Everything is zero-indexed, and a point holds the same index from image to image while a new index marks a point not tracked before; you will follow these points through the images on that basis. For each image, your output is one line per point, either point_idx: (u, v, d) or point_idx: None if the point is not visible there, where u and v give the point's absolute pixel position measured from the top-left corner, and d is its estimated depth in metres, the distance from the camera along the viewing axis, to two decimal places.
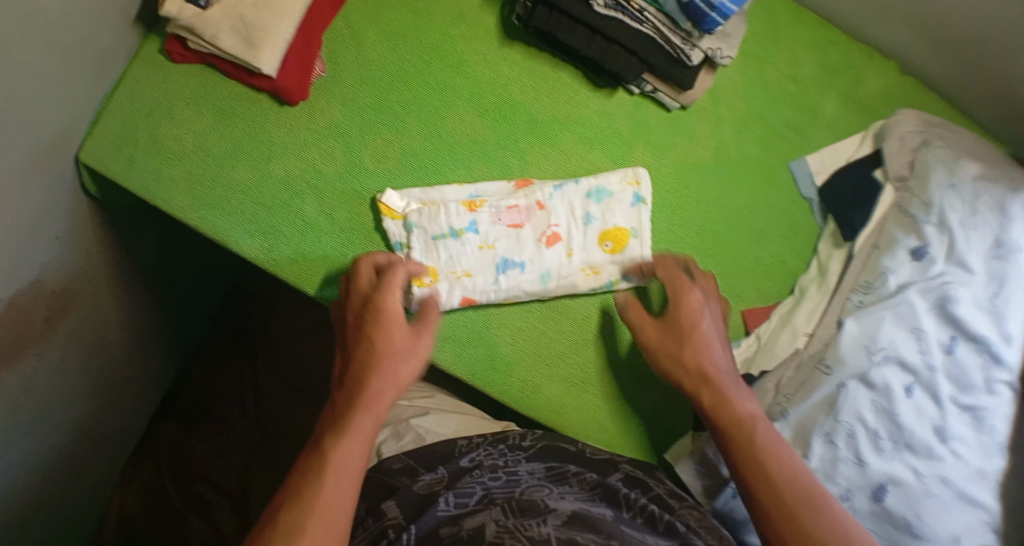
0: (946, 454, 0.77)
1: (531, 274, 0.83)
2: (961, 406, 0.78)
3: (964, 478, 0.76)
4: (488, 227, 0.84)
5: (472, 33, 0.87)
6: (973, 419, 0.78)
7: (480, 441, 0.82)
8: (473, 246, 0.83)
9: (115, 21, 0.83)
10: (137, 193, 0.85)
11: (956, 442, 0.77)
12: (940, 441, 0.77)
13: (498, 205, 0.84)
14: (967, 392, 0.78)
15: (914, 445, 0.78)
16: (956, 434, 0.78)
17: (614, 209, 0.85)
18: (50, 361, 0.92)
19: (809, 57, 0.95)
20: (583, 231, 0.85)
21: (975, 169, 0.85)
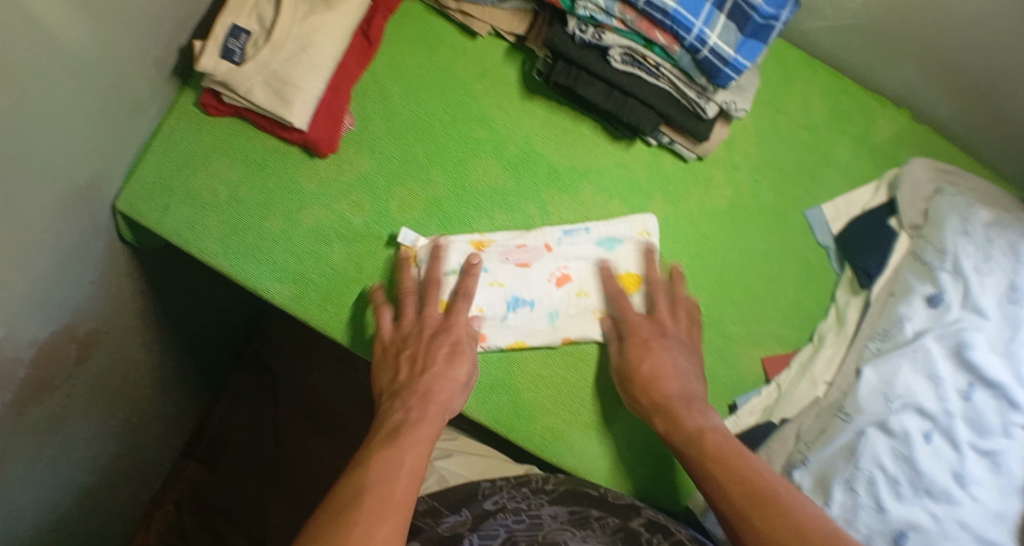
0: (966, 499, 0.77)
1: (540, 313, 0.86)
2: (980, 450, 0.78)
3: (983, 523, 0.76)
4: (497, 266, 0.86)
5: (495, 86, 0.91)
6: (992, 463, 0.78)
7: (504, 483, 0.84)
8: (484, 283, 0.85)
9: (151, 76, 0.86)
10: (171, 240, 0.88)
11: (976, 487, 0.77)
12: (959, 485, 0.77)
13: (507, 242, 0.87)
14: (985, 436, 0.79)
15: (933, 490, 0.77)
16: (976, 479, 0.77)
17: (622, 258, 0.88)
18: (79, 400, 0.94)
19: (823, 106, 0.97)
20: (590, 273, 0.87)
21: (987, 215, 0.86)
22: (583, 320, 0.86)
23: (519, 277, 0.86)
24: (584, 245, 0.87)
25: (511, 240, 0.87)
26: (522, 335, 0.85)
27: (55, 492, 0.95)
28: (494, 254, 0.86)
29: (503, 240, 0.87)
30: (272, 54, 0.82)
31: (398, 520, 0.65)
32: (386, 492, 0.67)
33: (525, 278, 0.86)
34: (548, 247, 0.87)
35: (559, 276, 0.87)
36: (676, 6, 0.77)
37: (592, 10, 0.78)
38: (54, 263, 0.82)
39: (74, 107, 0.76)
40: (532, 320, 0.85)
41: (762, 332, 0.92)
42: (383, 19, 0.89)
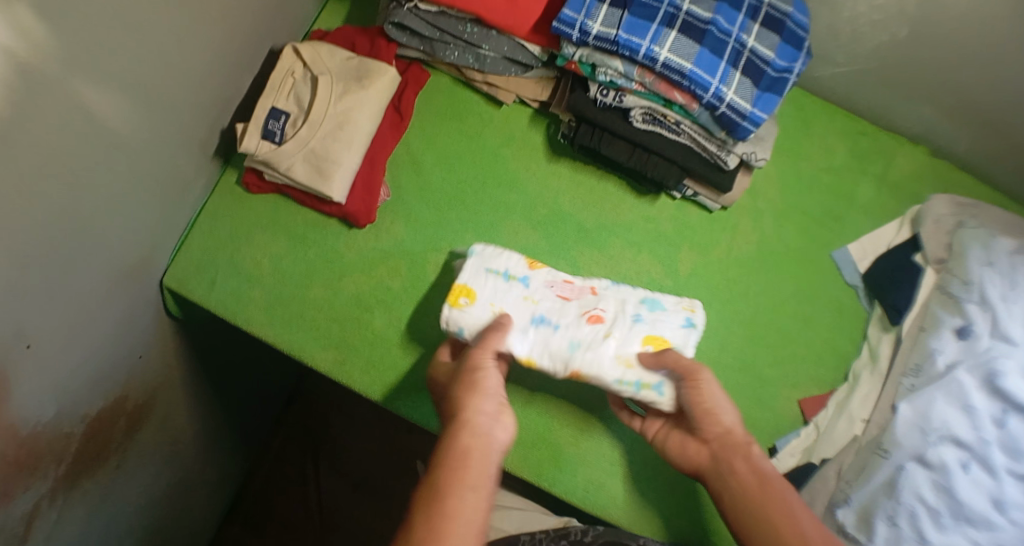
0: (1008, 526, 0.77)
1: (562, 339, 0.80)
2: (1017, 475, 0.78)
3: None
4: (539, 285, 0.84)
5: (522, 151, 0.95)
6: None
7: (544, 536, 0.87)
8: (519, 295, 0.83)
9: (197, 158, 0.92)
10: (219, 312, 0.92)
11: (1017, 513, 0.77)
12: (1000, 513, 0.77)
13: (555, 275, 0.86)
14: (1022, 461, 0.78)
15: (973, 518, 0.77)
16: (1015, 504, 0.77)
17: (664, 322, 0.82)
18: (128, 471, 0.98)
19: (840, 149, 1.00)
20: (631, 329, 0.81)
21: (1011, 243, 0.87)
22: (603, 360, 0.79)
23: (543, 341, 0.80)
24: (624, 306, 0.83)
25: (555, 297, 0.83)
26: (534, 354, 0.80)
27: None
28: (528, 312, 0.82)
29: (549, 276, 0.85)
30: (311, 133, 0.87)
31: None
32: None
33: (550, 340, 0.80)
34: (591, 301, 0.83)
35: (577, 365, 0.79)
36: (691, 67, 0.80)
37: (611, 74, 0.82)
38: (106, 340, 0.86)
39: (126, 193, 0.81)
40: (548, 346, 0.80)
41: (798, 374, 0.93)
42: (413, 94, 0.94)
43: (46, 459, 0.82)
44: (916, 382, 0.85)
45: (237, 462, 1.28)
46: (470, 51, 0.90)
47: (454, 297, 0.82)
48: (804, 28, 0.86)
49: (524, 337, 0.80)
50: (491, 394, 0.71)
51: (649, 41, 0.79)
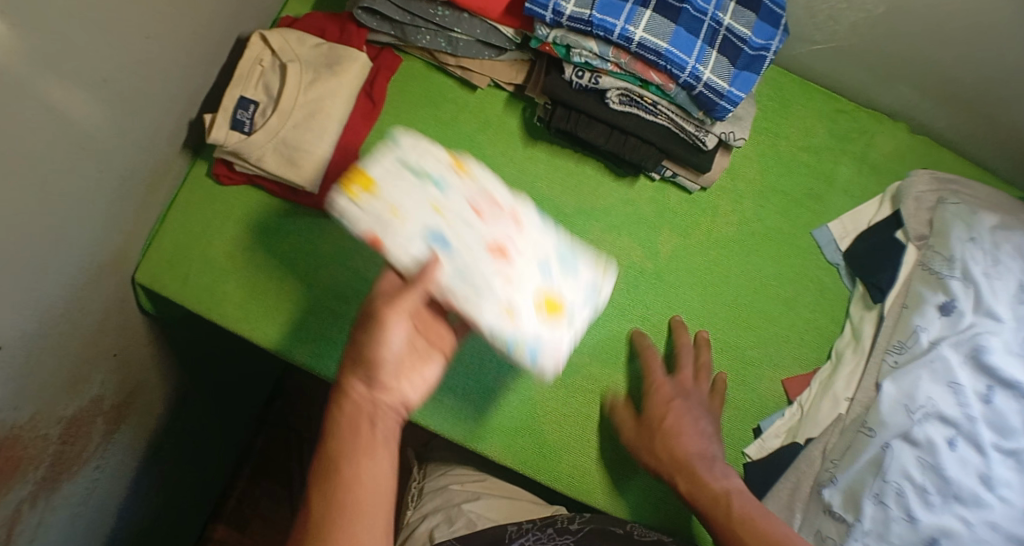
0: (994, 502, 0.76)
1: (456, 262, 0.76)
2: (1005, 451, 0.78)
3: (1014, 524, 0.75)
4: (453, 196, 0.78)
5: (499, 136, 0.93)
6: (1019, 463, 0.78)
7: (530, 525, 0.84)
8: (426, 198, 0.78)
9: (165, 152, 0.89)
10: (193, 309, 0.90)
11: (1003, 488, 0.77)
12: (986, 488, 0.77)
13: (479, 191, 0.81)
14: (1010, 437, 0.78)
15: (961, 495, 0.77)
16: (1003, 480, 0.77)
17: (564, 286, 0.81)
18: (109, 474, 0.96)
19: (820, 128, 0.99)
20: (533, 279, 0.79)
21: (992, 220, 0.88)
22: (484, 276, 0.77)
23: (429, 258, 0.75)
24: (531, 253, 0.80)
25: (465, 206, 0.79)
26: (410, 265, 0.76)
27: None
28: (428, 228, 0.77)
29: (473, 188, 0.81)
30: (282, 121, 0.86)
31: None
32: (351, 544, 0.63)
33: (439, 252, 0.77)
34: (508, 231, 0.80)
35: (451, 298, 0.75)
36: (667, 46, 0.78)
37: (587, 56, 0.81)
38: (80, 341, 0.84)
39: (95, 190, 0.79)
40: (450, 236, 0.76)
41: (783, 356, 0.92)
42: (385, 80, 0.92)
43: (23, 466, 0.80)
44: (899, 357, 0.85)
45: (221, 461, 1.26)
46: (441, 35, 0.88)
47: (351, 184, 0.76)
48: (780, 6, 0.85)
49: (405, 248, 0.76)
50: (393, 355, 0.71)
51: (624, 21, 0.78)
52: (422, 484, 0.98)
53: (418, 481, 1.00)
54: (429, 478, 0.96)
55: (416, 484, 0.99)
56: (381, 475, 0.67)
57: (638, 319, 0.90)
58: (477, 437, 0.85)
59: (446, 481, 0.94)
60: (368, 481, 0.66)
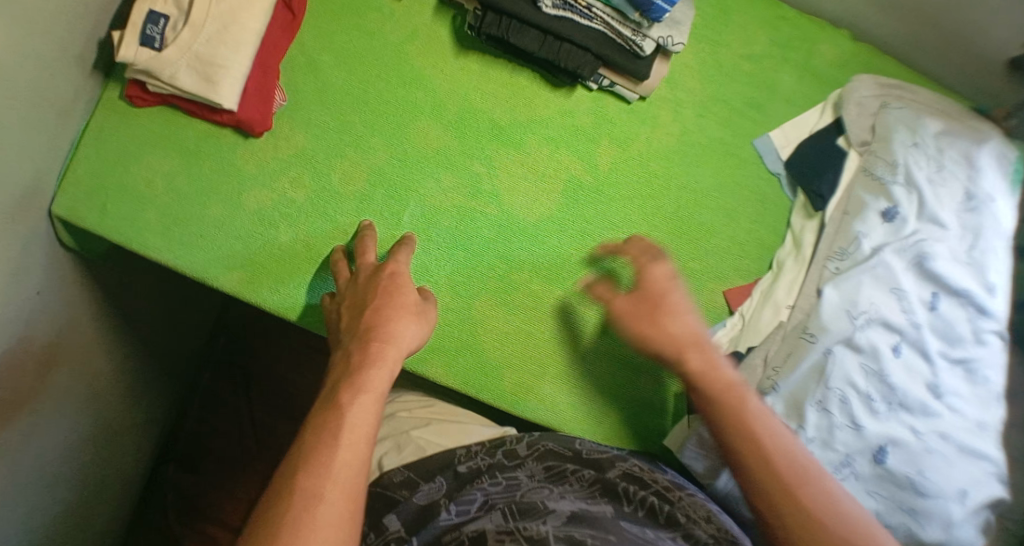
0: (942, 410, 0.80)
1: None
2: (951, 359, 0.81)
3: (961, 431, 0.80)
4: None
5: (428, 47, 0.90)
6: (965, 372, 0.81)
7: (479, 448, 0.81)
8: None
9: (74, 74, 0.82)
10: (115, 239, 0.85)
11: (951, 396, 0.80)
12: (932, 396, 0.80)
13: None
14: (955, 345, 0.81)
15: (909, 403, 0.80)
16: (951, 388, 0.81)
17: None
18: (47, 420, 0.90)
19: (761, 36, 0.97)
20: None
21: (936, 126, 0.87)
22: None
23: None
24: None
25: None
26: None
27: (40, 515, 0.93)
28: None
29: None
30: (194, 36, 0.80)
31: (354, 489, 0.63)
32: (331, 478, 0.62)
33: None
34: None
35: None
36: None
37: None
38: (3, 280, 0.78)
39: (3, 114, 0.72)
40: None
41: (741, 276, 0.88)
42: None
43: None
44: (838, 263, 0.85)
45: (167, 400, 1.24)
46: None
47: None
48: None
49: None
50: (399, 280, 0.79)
51: None
52: None
53: None
54: None
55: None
56: (360, 458, 0.65)
57: (578, 236, 0.89)
58: (418, 358, 0.83)
59: (393, 408, 0.90)
60: (370, 395, 0.69)
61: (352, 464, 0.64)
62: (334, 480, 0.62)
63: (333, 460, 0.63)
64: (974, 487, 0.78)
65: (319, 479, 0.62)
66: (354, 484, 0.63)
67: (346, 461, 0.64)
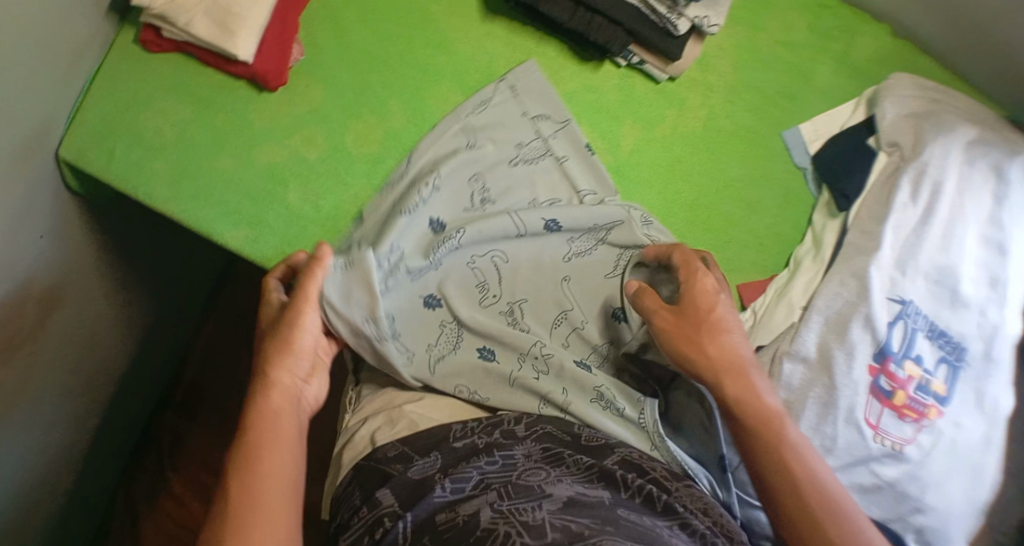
0: (946, 426, 0.78)
1: None
2: (967, 374, 0.80)
3: (967, 445, 0.78)
4: None
5: (454, 10, 0.89)
6: (977, 389, 0.80)
7: (475, 425, 0.78)
8: None
9: (87, 12, 0.79)
10: (121, 187, 0.83)
11: (958, 409, 0.79)
12: (939, 411, 0.78)
13: None
14: (967, 358, 0.80)
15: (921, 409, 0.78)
16: (957, 400, 0.79)
17: None
18: (43, 362, 0.88)
19: (799, 22, 0.94)
20: None
21: (969, 135, 0.84)
22: None
23: None
24: None
25: None
26: None
27: (34, 456, 0.92)
28: None
29: None
30: None
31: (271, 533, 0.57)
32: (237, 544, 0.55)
33: None
34: None
35: None
36: None
37: None
38: (7, 218, 0.76)
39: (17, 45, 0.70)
40: None
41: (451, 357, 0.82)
42: None
43: None
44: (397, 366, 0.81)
45: (165, 351, 1.22)
46: None
47: None
48: None
49: None
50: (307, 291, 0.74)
51: None
52: (358, 384, 0.89)
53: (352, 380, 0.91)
54: (366, 380, 0.88)
55: (355, 389, 0.89)
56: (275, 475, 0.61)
57: None
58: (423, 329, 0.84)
59: (386, 381, 0.86)
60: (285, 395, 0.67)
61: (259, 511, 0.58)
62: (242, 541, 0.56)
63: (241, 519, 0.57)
64: (964, 507, 0.77)
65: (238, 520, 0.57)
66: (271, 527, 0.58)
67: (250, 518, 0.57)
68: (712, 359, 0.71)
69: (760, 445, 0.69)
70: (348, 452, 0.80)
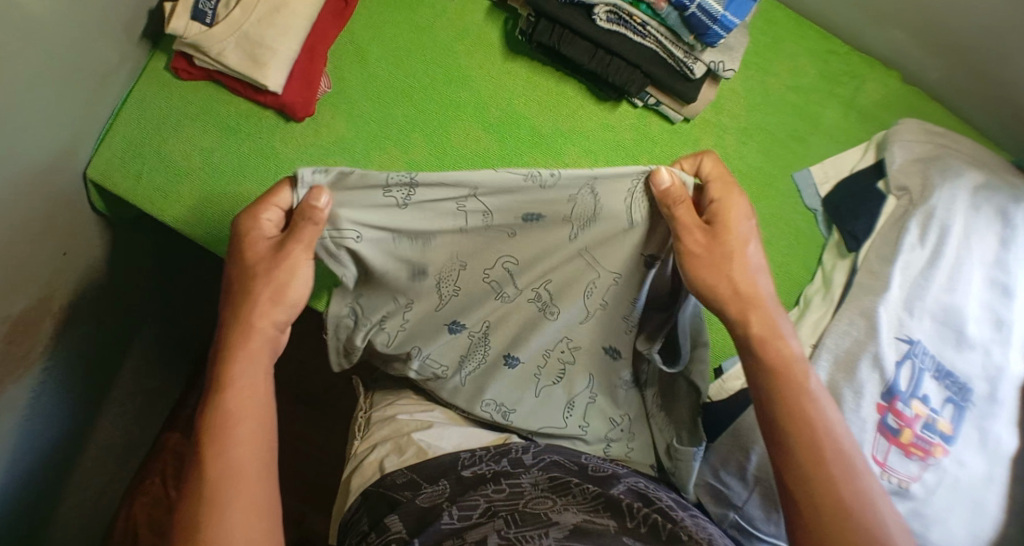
0: (951, 465, 0.79)
1: None
2: (975, 415, 0.81)
3: (974, 485, 0.79)
4: None
5: (476, 46, 0.91)
6: (985, 428, 0.80)
7: (484, 453, 0.79)
8: None
9: (120, 38, 0.82)
10: (146, 209, 0.85)
11: (965, 450, 0.80)
12: (945, 449, 0.79)
13: None
14: (975, 398, 0.81)
15: (928, 448, 0.79)
16: (964, 440, 0.80)
17: None
18: (55, 377, 0.89)
19: (811, 67, 0.97)
20: None
21: (977, 178, 0.86)
22: None
23: None
24: None
25: None
26: None
27: (40, 472, 0.92)
28: None
29: None
30: (245, 15, 0.81)
31: (256, 481, 0.58)
32: (229, 489, 0.56)
33: None
34: None
35: None
36: None
37: None
38: (30, 236, 0.77)
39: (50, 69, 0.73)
40: None
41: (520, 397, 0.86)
42: None
43: None
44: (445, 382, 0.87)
45: (174, 369, 1.23)
46: None
47: None
48: None
49: None
50: (262, 254, 0.65)
51: None
52: (371, 413, 0.91)
53: (365, 410, 0.92)
54: (376, 408, 0.89)
55: (364, 417, 0.91)
56: (253, 442, 0.59)
57: None
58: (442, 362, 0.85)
59: (396, 410, 0.87)
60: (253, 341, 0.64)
61: (241, 450, 0.58)
62: (228, 490, 0.56)
63: (230, 463, 0.57)
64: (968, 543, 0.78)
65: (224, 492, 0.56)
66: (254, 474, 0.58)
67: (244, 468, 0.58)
68: (733, 295, 0.66)
69: (776, 389, 0.63)
70: (356, 479, 0.81)
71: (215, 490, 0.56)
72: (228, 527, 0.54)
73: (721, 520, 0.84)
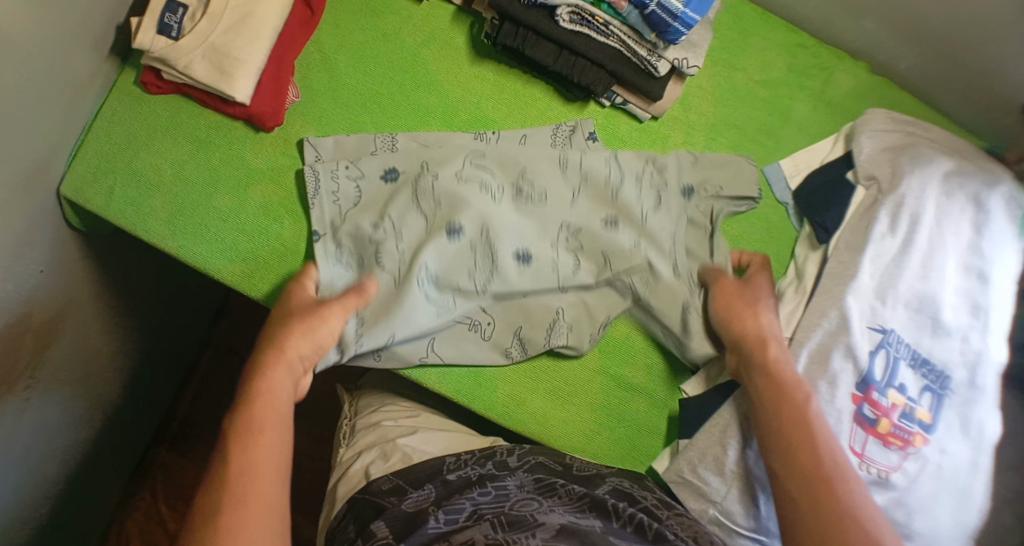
0: (933, 452, 0.79)
1: None
2: (953, 402, 0.81)
3: (956, 472, 0.79)
4: None
5: (444, 51, 0.92)
6: (964, 414, 0.81)
7: (468, 457, 0.80)
8: None
9: (89, 54, 0.82)
10: (120, 224, 0.85)
11: (943, 438, 0.80)
12: (925, 438, 0.80)
13: None
14: (953, 385, 0.82)
15: (907, 438, 0.80)
16: (943, 427, 0.80)
17: None
18: (40, 395, 0.89)
19: (779, 61, 0.98)
20: None
21: (948, 165, 0.87)
22: None
23: None
24: None
25: None
26: None
27: (30, 490, 0.92)
28: None
29: None
30: (212, 26, 0.81)
31: (270, 515, 0.64)
32: (255, 499, 0.64)
33: None
34: None
35: None
36: None
37: None
38: (8, 254, 0.78)
39: (18, 88, 0.73)
40: None
41: (517, 407, 0.87)
42: None
43: None
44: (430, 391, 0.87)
45: (160, 382, 1.23)
46: None
47: None
48: None
49: None
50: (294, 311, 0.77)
51: None
52: (355, 422, 0.91)
53: (348, 419, 0.92)
54: (361, 415, 0.90)
55: (347, 428, 0.91)
56: (269, 471, 0.67)
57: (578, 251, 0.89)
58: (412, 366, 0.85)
59: (380, 417, 0.88)
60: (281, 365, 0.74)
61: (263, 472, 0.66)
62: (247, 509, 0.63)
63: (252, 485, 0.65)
64: (954, 534, 0.77)
65: (237, 502, 0.63)
66: (268, 500, 0.65)
67: (254, 503, 0.64)
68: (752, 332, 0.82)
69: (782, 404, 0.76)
70: (342, 487, 0.81)
71: (231, 502, 0.63)
72: (242, 523, 0.62)
73: (701, 516, 0.82)
